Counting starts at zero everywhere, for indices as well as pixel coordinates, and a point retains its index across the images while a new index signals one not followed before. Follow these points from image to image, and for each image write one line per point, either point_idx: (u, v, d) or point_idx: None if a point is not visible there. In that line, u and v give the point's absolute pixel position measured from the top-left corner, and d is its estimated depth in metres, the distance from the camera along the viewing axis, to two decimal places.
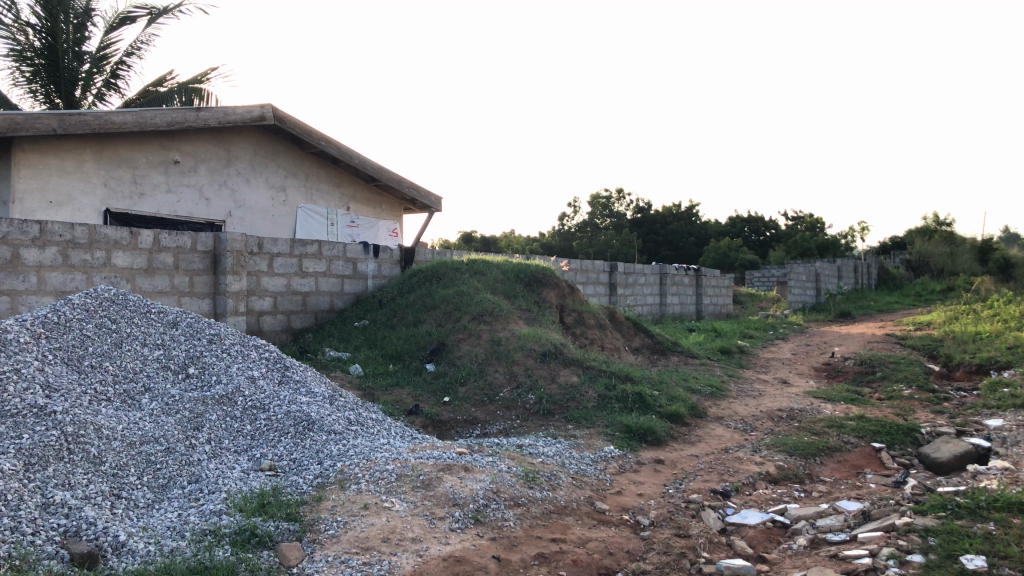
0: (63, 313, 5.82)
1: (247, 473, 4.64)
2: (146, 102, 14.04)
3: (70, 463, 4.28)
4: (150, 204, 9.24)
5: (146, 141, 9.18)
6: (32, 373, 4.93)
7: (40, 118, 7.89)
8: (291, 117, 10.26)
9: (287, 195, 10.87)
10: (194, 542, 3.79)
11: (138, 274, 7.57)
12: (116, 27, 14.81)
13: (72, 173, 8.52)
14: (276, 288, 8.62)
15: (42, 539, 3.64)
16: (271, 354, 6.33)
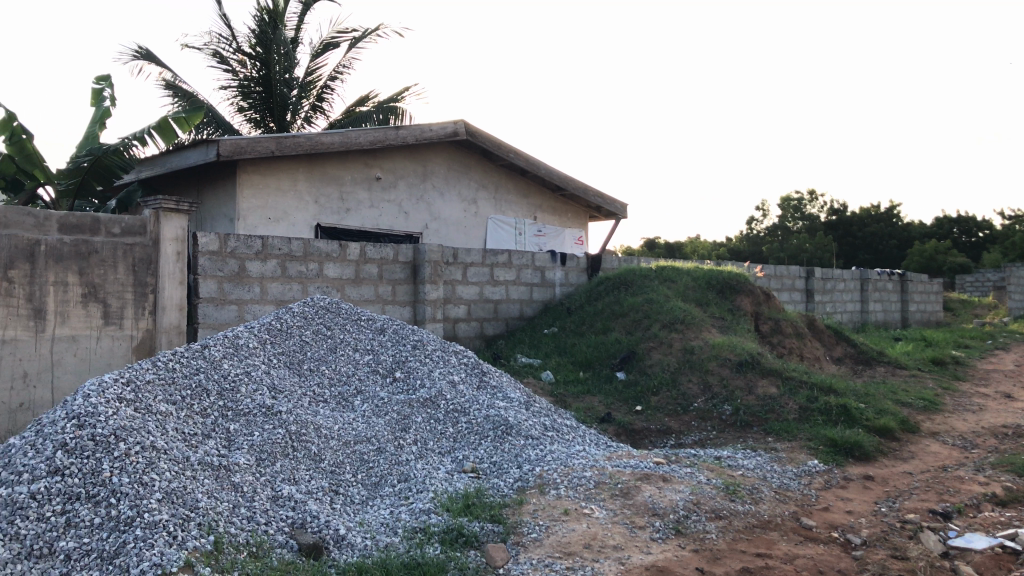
0: (285, 319, 6.31)
1: (452, 474, 4.84)
2: (348, 122, 14.95)
3: (294, 459, 4.65)
4: (355, 218, 9.85)
5: (352, 160, 9.79)
6: (260, 375, 5.40)
7: (261, 142, 8.58)
8: (482, 132, 10.59)
9: (478, 206, 11.24)
10: (407, 539, 4.00)
11: (346, 283, 8.08)
12: (321, 52, 15.88)
13: (287, 191, 9.23)
14: (470, 296, 8.93)
15: (274, 528, 3.97)
16: (470, 359, 6.56)
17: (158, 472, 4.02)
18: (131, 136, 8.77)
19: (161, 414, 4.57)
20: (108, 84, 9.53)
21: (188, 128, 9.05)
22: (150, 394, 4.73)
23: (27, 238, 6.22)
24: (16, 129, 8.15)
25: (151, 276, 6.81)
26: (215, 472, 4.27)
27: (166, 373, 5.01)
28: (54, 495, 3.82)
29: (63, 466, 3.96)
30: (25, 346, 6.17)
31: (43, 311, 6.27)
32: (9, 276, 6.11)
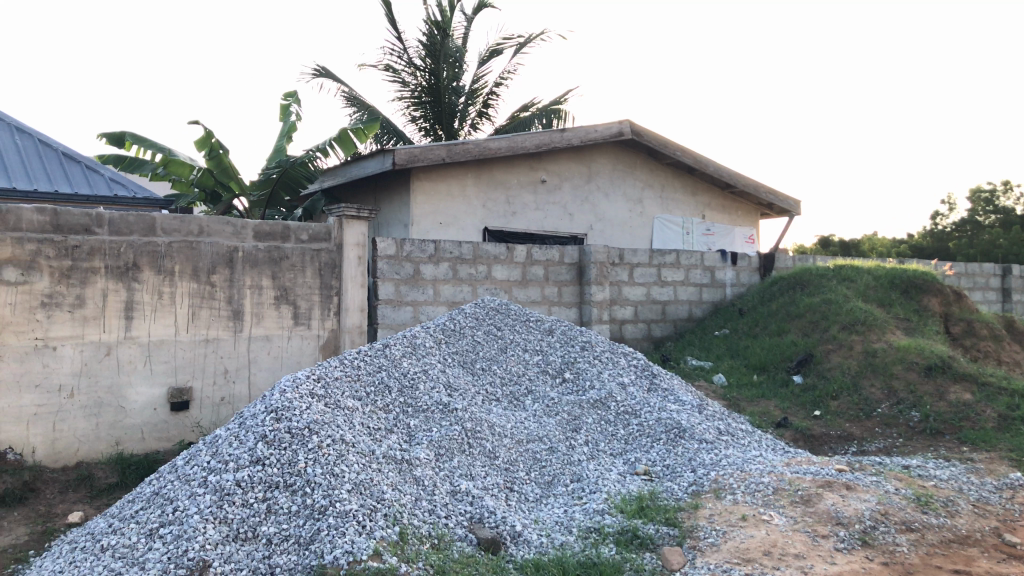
0: (458, 320, 6.52)
1: (624, 476, 4.85)
2: (513, 126, 15.23)
3: (471, 455, 4.81)
4: (522, 221, 10.02)
5: (518, 164, 9.96)
6: (436, 373, 5.61)
7: (433, 149, 8.89)
8: (647, 131, 10.50)
9: (644, 206, 11.16)
10: (581, 538, 4.04)
11: (514, 285, 8.22)
12: (487, 59, 16.26)
13: (457, 196, 9.52)
14: (638, 297, 8.89)
15: (454, 522, 4.12)
16: (640, 361, 6.53)
17: (347, 465, 4.27)
18: (315, 148, 9.32)
19: (348, 409, 4.84)
20: (294, 100, 10.17)
21: (365, 138, 9.51)
22: (337, 390, 5.01)
23: (227, 245, 6.75)
24: (214, 145, 8.85)
25: (335, 279, 7.22)
26: (398, 466, 4.48)
27: (351, 370, 5.30)
28: (256, 483, 4.13)
29: (263, 456, 4.27)
30: (226, 345, 6.74)
31: (241, 312, 6.81)
32: (212, 280, 6.68)
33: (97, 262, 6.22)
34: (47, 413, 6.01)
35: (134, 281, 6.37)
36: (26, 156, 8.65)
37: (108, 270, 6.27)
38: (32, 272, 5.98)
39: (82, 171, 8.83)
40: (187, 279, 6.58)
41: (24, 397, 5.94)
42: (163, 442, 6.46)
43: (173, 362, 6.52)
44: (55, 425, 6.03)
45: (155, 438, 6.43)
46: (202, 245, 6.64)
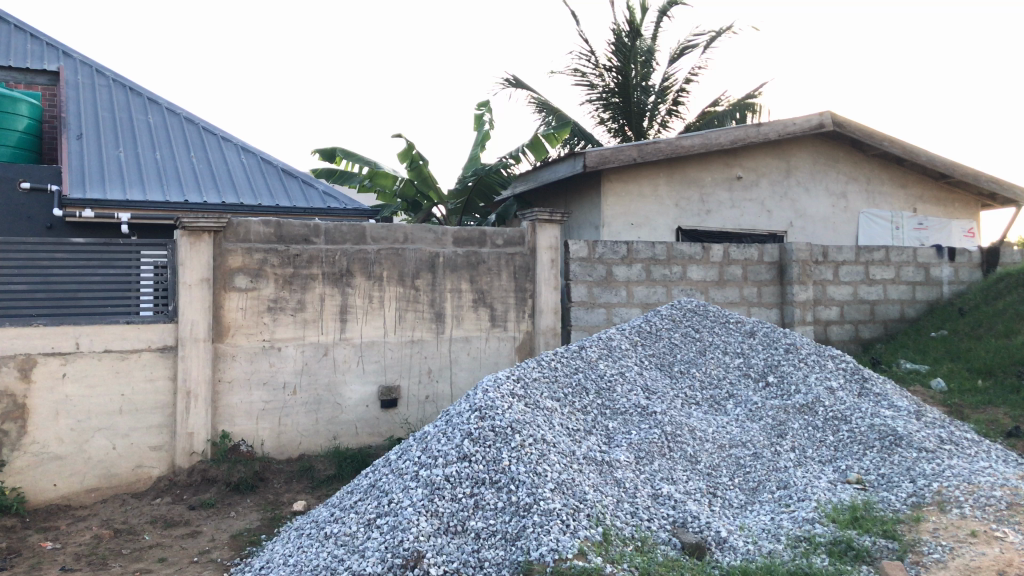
0: (654, 322, 6.47)
1: (835, 484, 4.63)
2: (705, 123, 14.91)
3: (672, 459, 4.76)
4: (717, 219, 9.79)
5: (712, 161, 9.75)
6: (634, 376, 5.61)
7: (624, 150, 8.87)
8: (851, 121, 9.95)
9: (848, 201, 10.60)
10: (791, 547, 3.90)
11: (711, 286, 8.03)
12: (677, 56, 16.03)
13: (650, 197, 9.44)
14: (843, 297, 8.45)
15: (657, 525, 4.09)
16: (850, 364, 6.20)
17: (549, 464, 4.35)
18: (508, 155, 9.56)
19: (548, 409, 4.93)
20: (488, 109, 10.48)
21: (557, 143, 9.63)
22: (537, 390, 5.12)
23: (429, 251, 7.06)
24: (414, 156, 9.29)
25: (529, 282, 7.39)
26: (599, 467, 4.51)
27: (549, 372, 5.40)
28: (464, 478, 4.30)
29: (470, 453, 4.44)
30: (429, 346, 7.07)
31: (443, 315, 7.11)
32: (416, 284, 7.02)
33: (315, 269, 6.70)
34: (273, 409, 6.54)
35: (347, 286, 6.80)
36: (250, 174, 9.46)
37: (324, 276, 6.73)
38: (259, 280, 6.53)
39: (298, 185, 9.54)
40: (394, 284, 6.95)
41: (254, 393, 6.49)
42: (374, 437, 6.85)
43: (382, 362, 6.90)
44: (280, 420, 6.56)
45: (367, 434, 6.84)
46: (407, 251, 6.99)
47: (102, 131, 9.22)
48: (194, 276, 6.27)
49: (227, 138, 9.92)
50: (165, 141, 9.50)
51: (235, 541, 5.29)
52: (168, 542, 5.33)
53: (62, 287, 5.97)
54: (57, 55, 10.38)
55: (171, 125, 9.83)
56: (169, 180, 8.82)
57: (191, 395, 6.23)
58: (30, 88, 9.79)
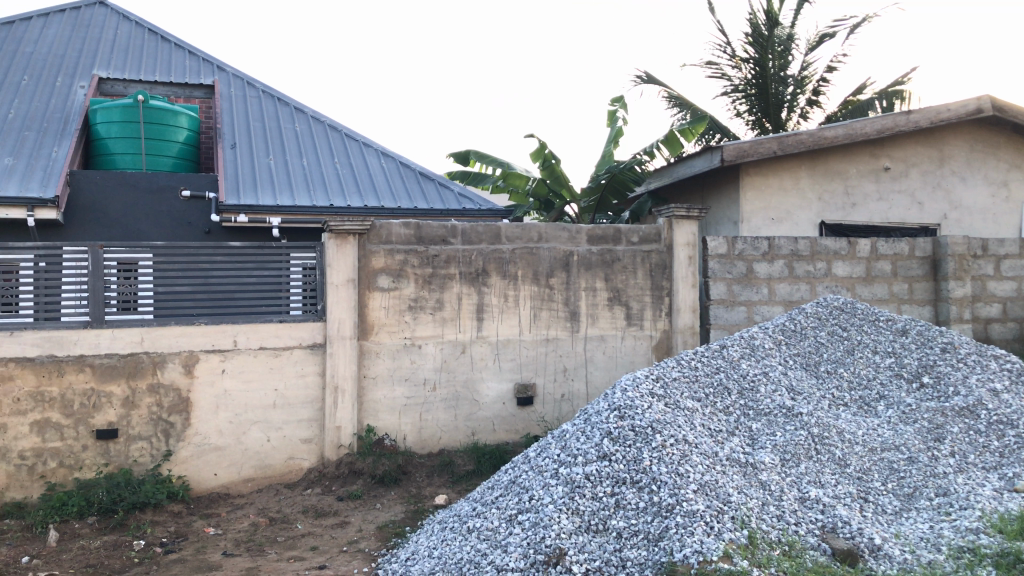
0: (798, 320, 6.25)
1: (1000, 493, 4.35)
2: (848, 113, 14.29)
3: (819, 462, 4.60)
4: (863, 212, 9.37)
5: (858, 152, 9.33)
6: (778, 376, 5.44)
7: (763, 143, 8.61)
8: (1013, 105, 9.30)
9: (1010, 190, 9.92)
10: (953, 558, 3.70)
11: (858, 282, 7.68)
12: (817, 45, 15.44)
13: (791, 190, 9.13)
14: (1005, 293, 7.93)
15: (805, 530, 3.95)
16: (1015, 365, 5.80)
17: (691, 465, 4.28)
18: (642, 151, 9.47)
19: (689, 409, 4.86)
20: (621, 105, 10.41)
21: (692, 138, 9.46)
22: (677, 390, 5.05)
23: (563, 249, 7.09)
24: (547, 155, 9.34)
25: (666, 280, 7.34)
26: (743, 469, 4.41)
27: (689, 371, 5.31)
28: (604, 477, 4.30)
29: (610, 452, 4.44)
30: (564, 344, 7.10)
31: (578, 313, 7.12)
32: (551, 283, 7.06)
33: (453, 269, 6.84)
34: (414, 404, 6.73)
35: (483, 285, 6.91)
36: (390, 177, 9.76)
37: (461, 275, 6.86)
38: (401, 279, 6.73)
39: (435, 187, 9.77)
40: (529, 283, 7.01)
41: (396, 389, 6.70)
42: (512, 434, 6.94)
43: (518, 360, 6.99)
44: (421, 415, 6.74)
45: (504, 431, 6.93)
46: (542, 250, 7.04)
47: (253, 140, 9.74)
48: (341, 277, 6.53)
49: (368, 144, 10.28)
50: (310, 148, 9.94)
51: (381, 533, 5.48)
52: (319, 531, 5.58)
53: (220, 288, 6.35)
54: (212, 69, 11.03)
55: (316, 133, 10.28)
56: (315, 184, 9.21)
57: (338, 389, 6.49)
58: (188, 101, 10.45)
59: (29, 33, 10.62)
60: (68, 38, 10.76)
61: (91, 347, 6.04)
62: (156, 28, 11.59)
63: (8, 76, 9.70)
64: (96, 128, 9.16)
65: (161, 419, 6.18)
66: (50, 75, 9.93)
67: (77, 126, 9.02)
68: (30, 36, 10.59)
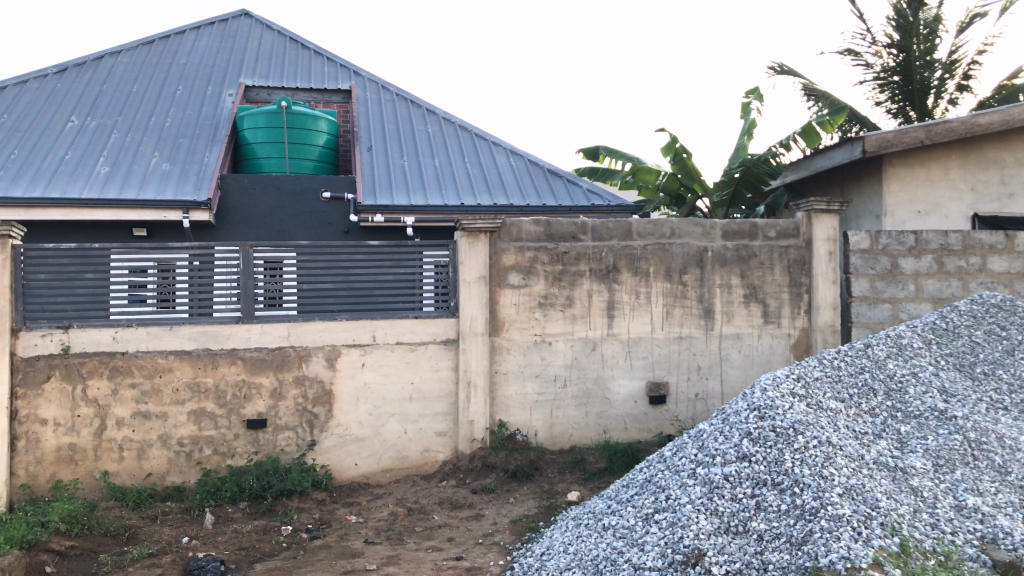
0: (950, 318, 5.92)
1: None
2: (1003, 97, 13.40)
3: (976, 468, 4.34)
4: (1021, 203, 8.77)
5: (1016, 139, 8.73)
6: (929, 377, 5.17)
7: (908, 132, 8.19)
8: None
9: None
10: None
11: (1016, 278, 7.20)
12: (967, 26, 14.54)
13: (939, 181, 8.65)
14: None
15: (962, 540, 3.74)
16: None
17: (837, 468, 4.13)
18: (777, 144, 9.18)
19: (832, 410, 4.69)
20: (755, 96, 10.13)
21: (831, 129, 9.11)
22: (819, 390, 4.89)
23: (697, 245, 6.97)
24: (678, 149, 9.19)
25: (804, 276, 7.11)
26: (892, 474, 4.22)
27: (832, 371, 5.13)
28: (744, 479, 4.22)
29: (749, 453, 4.35)
30: (698, 342, 6.99)
31: (712, 310, 6.99)
32: (684, 280, 6.95)
33: (583, 265, 6.84)
34: (546, 401, 6.77)
35: (614, 282, 6.87)
36: (519, 175, 9.86)
37: (592, 272, 6.85)
38: (531, 276, 6.78)
39: (564, 184, 9.80)
40: (662, 279, 6.93)
41: (527, 385, 6.76)
42: (644, 433, 6.88)
43: (650, 358, 6.92)
44: (553, 412, 6.78)
45: (636, 429, 6.88)
46: (674, 246, 6.94)
47: (387, 142, 10.04)
48: (473, 274, 6.65)
49: (497, 143, 10.42)
50: (442, 148, 10.17)
51: (515, 526, 5.55)
52: (455, 523, 5.71)
53: (357, 286, 6.58)
54: (349, 74, 11.44)
55: (448, 133, 10.50)
56: (446, 184, 9.40)
57: (471, 384, 6.61)
58: (327, 106, 10.88)
59: (183, 46, 11.31)
60: (217, 50, 11.40)
61: (242, 341, 6.39)
62: (296, 37, 12.11)
63: (165, 87, 10.35)
64: (244, 134, 9.67)
65: (306, 410, 6.47)
66: (201, 85, 10.54)
67: (226, 132, 9.55)
68: (184, 49, 11.27)
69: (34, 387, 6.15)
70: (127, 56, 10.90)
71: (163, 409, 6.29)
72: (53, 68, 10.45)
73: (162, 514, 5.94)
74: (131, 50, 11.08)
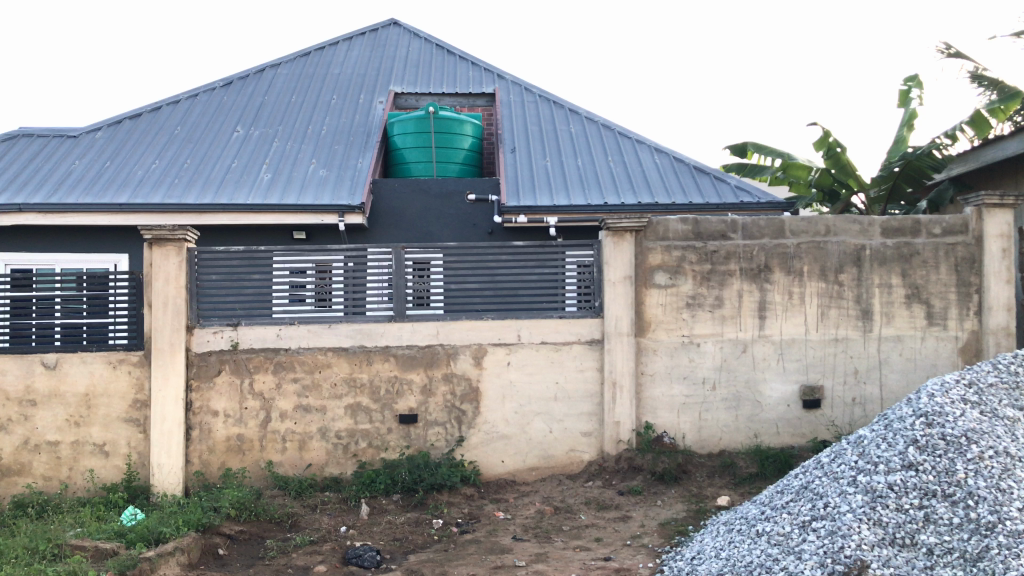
0: None
1: None
2: None
3: None
4: None
5: None
6: None
7: None
8: None
9: None
10: None
11: None
12: None
13: None
14: None
15: None
16: None
17: (1015, 481, 3.92)
18: (942, 134, 8.66)
19: (1010, 418, 4.41)
20: (915, 84, 9.59)
21: (1004, 116, 8.51)
22: (995, 398, 4.60)
23: (854, 243, 6.67)
24: (832, 143, 8.83)
25: (974, 275, 6.67)
26: None
27: (1009, 377, 4.81)
28: (911, 488, 4.02)
29: (916, 461, 4.14)
30: (856, 345, 6.69)
31: (870, 311, 6.68)
32: (840, 279, 6.67)
33: (733, 265, 6.67)
34: (694, 403, 6.65)
35: (766, 282, 6.67)
36: (664, 173, 9.73)
37: (742, 272, 6.67)
38: (679, 276, 6.66)
39: (711, 181, 9.60)
40: (816, 279, 6.68)
41: (674, 387, 6.66)
42: (798, 438, 6.63)
43: (804, 360, 6.67)
44: (701, 414, 6.64)
45: (790, 434, 6.65)
46: (829, 244, 6.67)
47: (531, 143, 10.14)
48: (618, 273, 6.62)
49: (642, 141, 10.32)
50: (586, 148, 10.17)
51: (664, 530, 5.48)
52: (602, 523, 5.70)
53: (503, 285, 6.69)
54: (493, 78, 11.63)
55: (591, 133, 10.49)
56: (590, 184, 9.39)
57: (617, 385, 6.58)
58: (472, 109, 11.11)
59: (337, 57, 11.83)
60: (368, 59, 11.85)
61: (394, 339, 6.61)
62: (442, 43, 12.42)
63: (320, 96, 10.86)
64: (394, 140, 10.02)
65: (454, 406, 6.62)
66: (354, 93, 10.99)
67: (378, 138, 9.90)
68: (337, 59, 11.79)
69: (206, 380, 6.59)
70: (285, 68, 11.51)
71: (322, 403, 6.59)
72: (219, 82, 11.15)
73: (321, 503, 6.22)
74: (289, 62, 11.68)
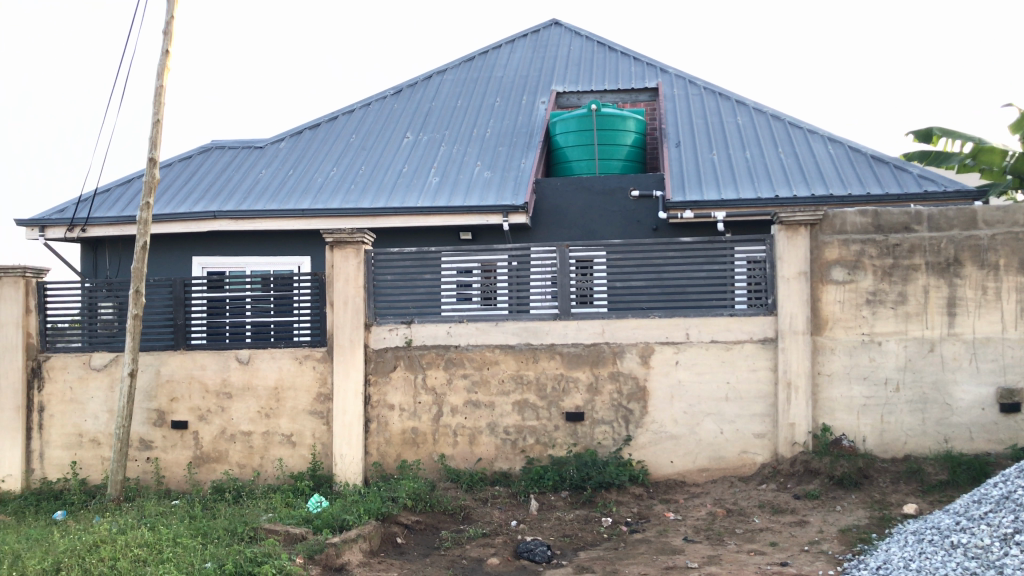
0: None
1: None
2: None
3: None
4: None
5: None
6: None
7: None
8: None
9: None
10: None
11: None
12: None
13: None
14: None
15: None
16: None
17: None
18: None
19: None
20: None
21: None
22: None
23: None
24: None
25: None
26: None
27: None
28: None
29: None
30: None
31: None
32: None
33: (917, 259, 6.27)
34: (875, 405, 6.30)
35: (956, 276, 6.23)
36: (839, 164, 9.28)
37: (928, 266, 6.26)
38: (858, 271, 6.34)
39: (891, 171, 9.08)
40: (1014, 273, 6.18)
41: (854, 388, 6.34)
42: (994, 444, 6.16)
43: (1000, 360, 6.19)
44: (883, 417, 6.29)
45: (985, 440, 6.18)
46: None
47: (696, 137, 9.93)
48: (792, 269, 6.39)
49: (814, 131, 9.90)
50: (754, 140, 9.86)
51: (845, 536, 5.24)
52: (778, 527, 5.52)
53: (669, 283, 6.60)
54: (655, 72, 11.48)
55: (759, 124, 10.16)
56: (760, 177, 9.09)
57: (791, 385, 6.34)
58: (635, 105, 11.03)
59: (500, 60, 12.07)
60: (530, 61, 12.00)
61: (560, 336, 6.67)
62: (604, 40, 12.39)
63: (485, 100, 11.11)
64: (556, 139, 10.10)
65: (621, 405, 6.60)
66: (517, 95, 11.17)
67: (541, 138, 10.02)
68: (501, 62, 12.02)
69: (383, 375, 6.89)
70: (451, 74, 11.85)
71: (491, 399, 6.74)
72: (390, 91, 11.62)
73: (491, 497, 6.36)
74: (455, 68, 12.01)
